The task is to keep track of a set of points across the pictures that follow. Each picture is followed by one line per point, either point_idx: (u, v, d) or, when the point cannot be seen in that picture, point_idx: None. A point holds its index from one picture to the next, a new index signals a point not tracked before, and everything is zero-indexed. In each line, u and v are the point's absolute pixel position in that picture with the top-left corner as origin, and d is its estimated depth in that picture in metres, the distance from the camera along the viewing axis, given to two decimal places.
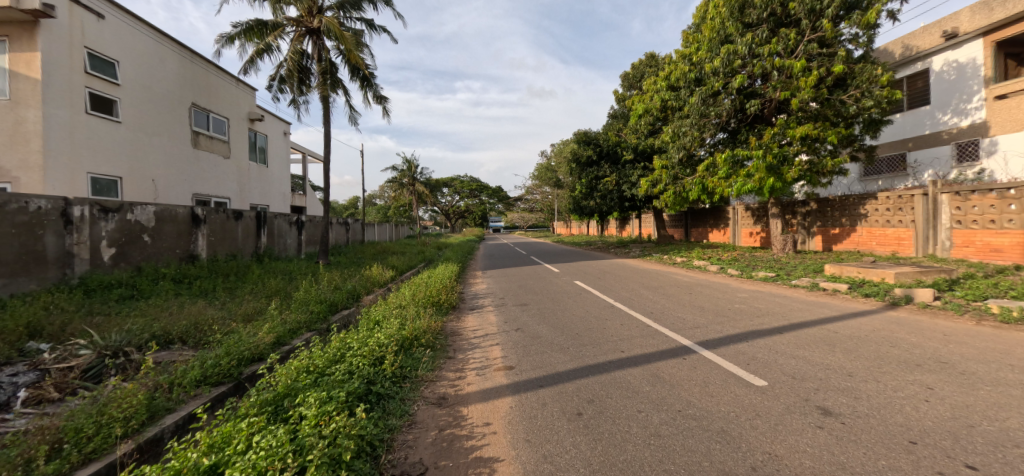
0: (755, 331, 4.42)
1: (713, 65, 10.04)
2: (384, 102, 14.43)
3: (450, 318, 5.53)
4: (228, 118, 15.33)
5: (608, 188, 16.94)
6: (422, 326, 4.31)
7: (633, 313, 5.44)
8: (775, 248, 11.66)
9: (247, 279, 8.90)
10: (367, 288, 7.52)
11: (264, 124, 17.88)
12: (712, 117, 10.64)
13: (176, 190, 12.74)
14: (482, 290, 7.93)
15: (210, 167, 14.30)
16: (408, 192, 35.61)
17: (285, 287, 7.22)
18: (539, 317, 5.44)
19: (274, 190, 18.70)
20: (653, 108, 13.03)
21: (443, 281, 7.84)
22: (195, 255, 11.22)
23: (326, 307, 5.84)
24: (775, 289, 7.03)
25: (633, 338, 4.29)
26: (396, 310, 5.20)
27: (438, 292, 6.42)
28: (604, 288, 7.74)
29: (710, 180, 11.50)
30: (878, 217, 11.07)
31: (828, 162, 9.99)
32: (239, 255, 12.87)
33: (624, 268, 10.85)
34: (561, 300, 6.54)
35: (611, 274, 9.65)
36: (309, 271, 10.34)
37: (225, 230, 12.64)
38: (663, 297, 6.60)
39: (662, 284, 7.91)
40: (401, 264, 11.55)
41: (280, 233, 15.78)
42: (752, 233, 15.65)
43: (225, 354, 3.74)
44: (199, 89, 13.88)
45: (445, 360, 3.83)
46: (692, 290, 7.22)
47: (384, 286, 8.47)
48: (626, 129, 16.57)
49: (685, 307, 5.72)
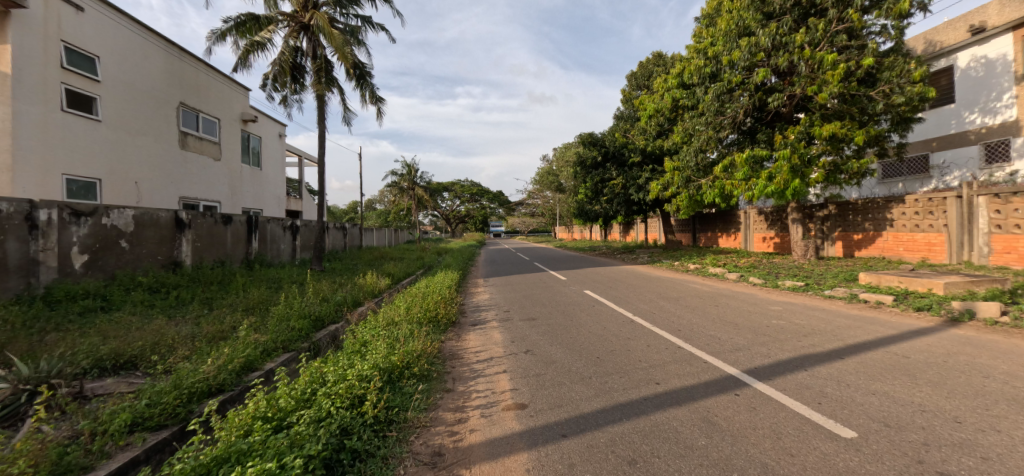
0: (811, 357, 3.71)
1: (732, 59, 9.43)
2: (382, 101, 13.81)
3: (449, 336, 4.85)
4: (219, 119, 14.71)
5: (614, 191, 16.31)
6: (415, 351, 3.62)
7: (658, 330, 4.74)
8: (795, 254, 10.85)
9: (231, 288, 8.25)
10: (360, 300, 6.87)
11: (258, 125, 17.27)
12: (728, 114, 10.03)
13: (161, 194, 12.11)
14: (485, 301, 7.24)
15: (199, 169, 13.68)
16: (408, 196, 35.04)
17: (270, 298, 6.57)
18: (550, 335, 4.74)
19: (268, 194, 18.03)
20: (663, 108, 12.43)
21: (442, 290, 7.17)
22: (179, 262, 10.54)
23: (310, 323, 5.18)
24: (810, 301, 6.33)
25: (667, 364, 3.59)
26: (388, 327, 4.54)
27: (437, 305, 5.76)
28: (619, 298, 7.06)
29: (726, 182, 10.82)
30: (905, 221, 10.39)
31: (853, 163, 9.39)
32: (227, 263, 12.19)
33: (635, 276, 10.16)
34: (573, 314, 5.85)
35: (622, 283, 8.96)
36: (299, 279, 9.67)
37: (213, 235, 11.99)
38: (687, 311, 5.90)
39: (681, 295, 7.21)
40: (398, 272, 10.88)
41: (273, 239, 15.10)
42: (766, 238, 14.98)
43: (172, 387, 3.06)
44: (188, 88, 13.30)
45: (442, 395, 3.14)
46: (717, 301, 6.52)
47: (379, 296, 7.82)
48: (634, 129, 15.93)
49: (715, 324, 5.03)
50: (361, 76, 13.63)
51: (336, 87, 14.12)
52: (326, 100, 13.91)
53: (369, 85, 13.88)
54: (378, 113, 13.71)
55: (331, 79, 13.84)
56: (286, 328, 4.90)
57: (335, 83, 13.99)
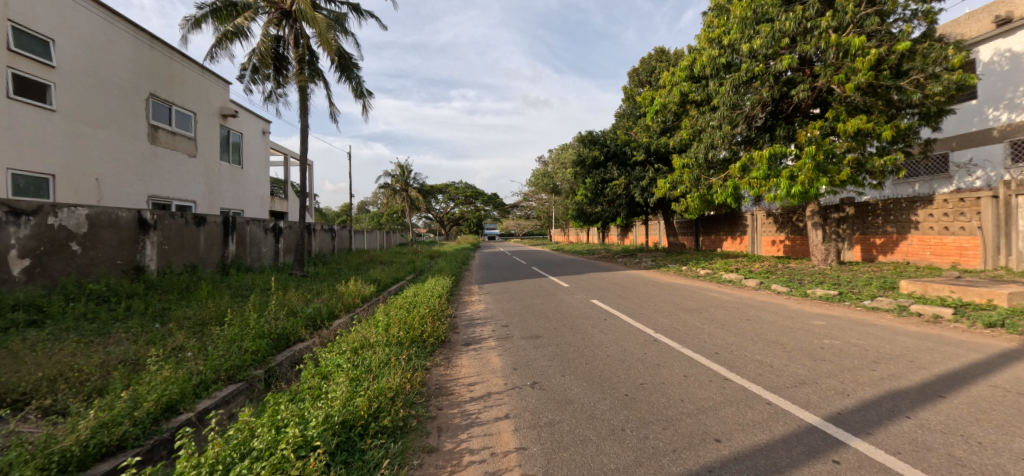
0: (903, 396, 2.88)
1: (751, 46, 8.67)
2: (369, 96, 12.91)
3: (437, 361, 3.96)
4: (195, 113, 13.73)
5: (616, 192, 15.51)
6: (385, 393, 2.75)
7: (692, 354, 3.89)
8: (815, 259, 10.05)
9: (192, 298, 7.31)
10: (337, 313, 5.97)
11: (239, 121, 16.26)
12: (745, 108, 9.30)
13: (126, 192, 11.12)
14: (480, 313, 6.37)
15: (172, 166, 12.70)
16: (401, 198, 34.13)
17: (235, 309, 5.67)
18: (560, 359, 3.88)
19: (250, 194, 17.02)
20: (671, 103, 11.69)
21: (431, 300, 6.30)
22: (142, 267, 9.55)
23: (268, 344, 4.30)
24: (854, 315, 5.52)
25: (721, 408, 2.73)
26: (359, 354, 3.65)
27: (425, 320, 4.90)
28: (632, 310, 6.23)
29: (741, 181, 10.02)
30: (932, 224, 9.67)
31: (878, 160, 8.65)
32: (200, 267, 11.23)
33: (643, 282, 9.35)
34: (584, 330, 4.99)
35: (631, 290, 8.13)
36: (276, 287, 8.75)
37: (184, 237, 11.01)
38: (714, 326, 5.08)
39: (702, 305, 6.40)
40: (384, 278, 9.96)
41: (252, 241, 14.10)
42: (775, 241, 14.27)
43: (37, 452, 2.17)
44: (161, 79, 12.35)
45: (422, 461, 2.26)
46: (745, 314, 5.71)
47: (361, 306, 6.92)
48: (636, 127, 15.14)
49: (758, 345, 4.20)
50: (347, 67, 12.74)
51: (321, 80, 13.25)
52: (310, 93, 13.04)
53: (356, 78, 12.99)
54: (365, 108, 12.81)
55: (315, 71, 12.96)
56: (236, 353, 3.99)
57: (320, 75, 13.13)
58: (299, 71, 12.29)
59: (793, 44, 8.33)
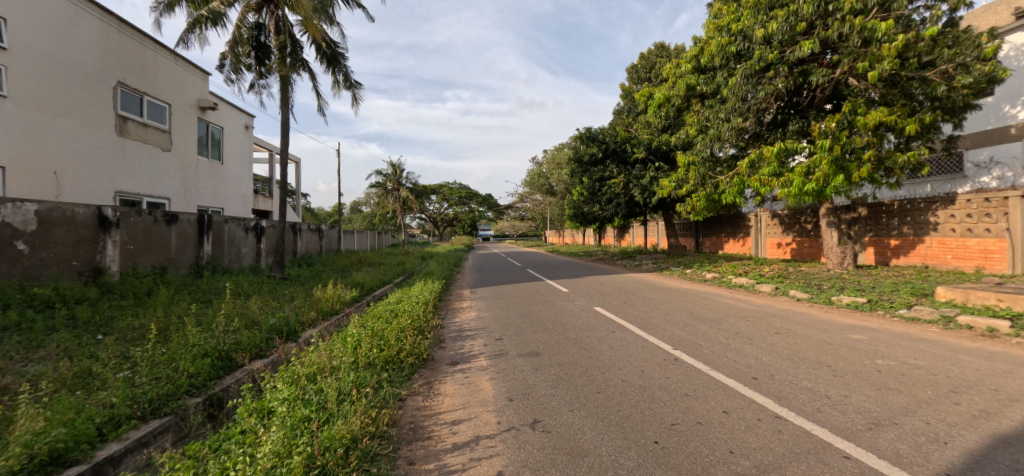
0: (1020, 446, 2.21)
1: (765, 32, 8.05)
2: (356, 88, 12.13)
3: (414, 388, 3.23)
4: (169, 104, 12.88)
5: (615, 191, 14.87)
6: (331, 450, 2.02)
7: (727, 381, 3.20)
8: (830, 262, 9.37)
9: (149, 302, 6.56)
10: (306, 324, 5.23)
11: (218, 114, 15.39)
12: (757, 99, 8.67)
13: (88, 186, 10.27)
14: (471, 323, 5.65)
15: (143, 160, 11.85)
16: (393, 198, 33.28)
17: (187, 316, 4.91)
18: (565, 387, 3.18)
19: (231, 191, 16.13)
20: (675, 96, 11.07)
21: (415, 308, 5.56)
22: (102, 269, 8.71)
23: (209, 366, 3.55)
24: (894, 328, 4.87)
25: (788, 466, 2.04)
26: (314, 383, 2.91)
27: (403, 335, 4.17)
28: (641, 319, 5.55)
29: (750, 178, 9.38)
30: (953, 225, 9.08)
31: (900, 157, 8.02)
32: (170, 269, 10.42)
33: (647, 286, 8.68)
34: (590, 346, 4.27)
35: (636, 296, 7.44)
36: (248, 290, 8.00)
37: (151, 236, 10.18)
38: (739, 340, 4.41)
39: (718, 314, 5.73)
40: (369, 282, 9.22)
41: (231, 241, 13.25)
42: (780, 243, 13.69)
43: None
44: (131, 67, 11.52)
45: None
46: (771, 325, 5.03)
47: (338, 314, 6.18)
48: (637, 123, 14.52)
49: (802, 367, 3.51)
50: (334, 57, 11.83)
51: (304, 70, 12.20)
52: (292, 84, 11.97)
53: (343, 69, 12.12)
54: (353, 100, 12.03)
55: (297, 60, 11.88)
56: (167, 378, 3.25)
57: (303, 65, 12.05)
58: (281, 60, 11.20)
59: (812, 29, 7.70)
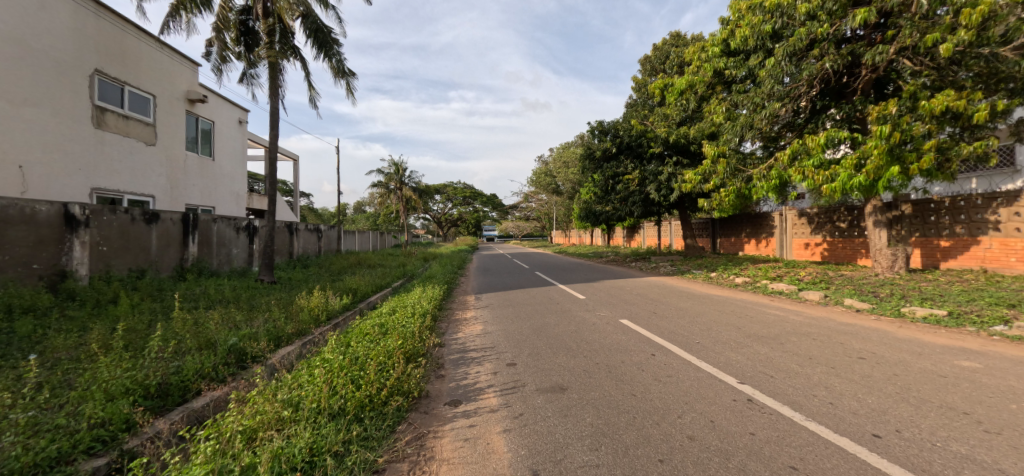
0: None
1: (811, 5, 7.07)
2: (352, 76, 11.25)
3: (399, 450, 2.32)
4: (154, 95, 12.05)
5: (629, 188, 13.93)
6: None
7: (840, 444, 2.27)
8: (878, 266, 8.31)
9: (107, 312, 5.70)
10: (276, 345, 4.34)
11: (209, 107, 14.58)
12: (798, 83, 7.70)
13: (60, 182, 9.47)
14: (476, 340, 4.75)
15: (124, 155, 11.03)
16: (395, 198, 32.41)
17: (135, 332, 4.04)
18: (611, 449, 2.25)
19: (223, 189, 15.31)
20: (700, 83, 10.12)
21: (410, 323, 4.65)
22: (68, 273, 7.89)
23: (126, 410, 2.64)
24: (1003, 352, 3.93)
25: None
26: (246, 452, 1.99)
27: (391, 363, 3.28)
28: (682, 336, 4.62)
29: (788, 172, 8.40)
30: (1018, 225, 8.04)
31: (966, 147, 7.00)
32: (150, 272, 9.62)
33: (673, 292, 7.76)
34: (630, 377, 3.35)
35: (664, 305, 6.51)
36: (227, 299, 7.13)
37: (128, 236, 9.35)
38: (817, 369, 3.48)
39: (772, 330, 4.79)
40: (363, 287, 8.34)
41: (220, 242, 12.41)
42: (809, 244, 12.69)
43: None
44: (111, 55, 10.71)
45: None
46: (846, 347, 4.08)
47: (320, 328, 5.29)
48: (653, 115, 13.56)
49: (931, 418, 2.58)
50: (327, 43, 10.91)
51: (296, 58, 11.27)
52: (283, 72, 11.04)
53: (337, 55, 11.19)
54: (347, 89, 11.14)
55: (288, 47, 10.96)
56: (59, 433, 2.36)
57: (295, 53, 11.12)
58: (270, 46, 10.29)
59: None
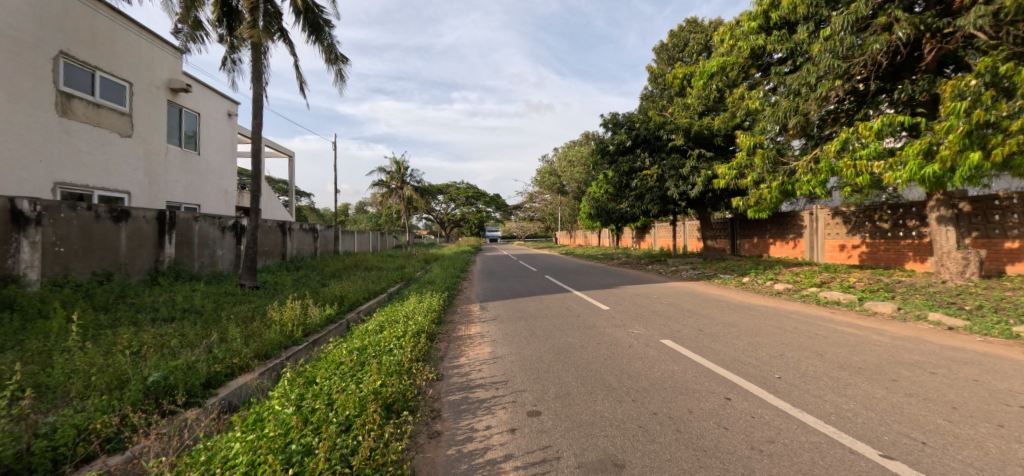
0: None
1: None
2: (345, 61, 10.20)
3: None
4: (131, 82, 11.07)
5: (646, 184, 12.83)
6: None
7: None
8: (945, 272, 7.20)
9: (28, 328, 4.63)
10: (213, 389, 3.26)
11: (194, 97, 13.57)
12: (857, 58, 6.58)
13: (17, 174, 8.49)
14: (483, 371, 3.67)
15: (94, 147, 10.04)
16: (397, 197, 31.39)
17: (24, 366, 2.98)
18: None
19: (210, 185, 14.31)
20: (733, 64, 9.00)
21: (397, 352, 3.58)
22: (15, 279, 6.91)
23: None
24: None
25: None
26: None
27: (360, 430, 2.22)
28: (752, 367, 3.53)
29: (839, 165, 7.26)
30: None
31: None
32: (116, 276, 8.64)
33: (710, 302, 6.67)
34: (714, 443, 2.29)
35: (706, 318, 5.41)
36: (189, 313, 6.08)
37: (91, 236, 8.35)
38: (979, 429, 2.41)
39: (867, 359, 3.70)
40: (352, 295, 7.28)
41: (203, 242, 11.42)
42: (845, 246, 11.57)
43: None
44: (80, 37, 9.73)
45: None
46: (986, 388, 3.01)
47: (278, 357, 4.20)
48: (673, 106, 12.47)
49: None
50: (317, 24, 9.76)
51: (283, 39, 10.18)
52: (268, 55, 9.97)
53: (329, 38, 10.09)
54: (341, 75, 10.07)
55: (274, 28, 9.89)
56: None
57: (282, 34, 10.05)
58: (253, 24, 9.22)
59: None
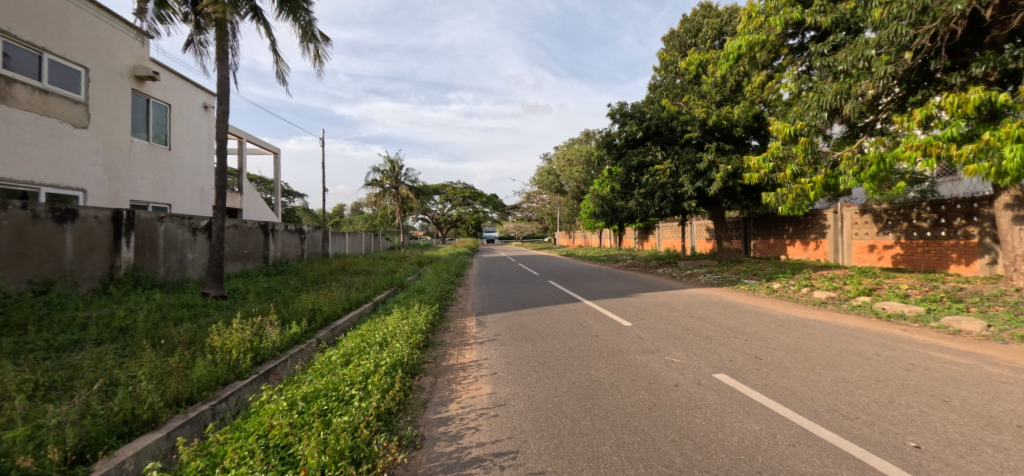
0: None
1: None
2: (323, 42, 9.07)
3: None
4: (86, 66, 9.91)
5: (657, 180, 11.79)
6: None
7: None
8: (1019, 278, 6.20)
9: None
10: (80, 468, 2.18)
11: (163, 86, 12.40)
12: (929, 25, 5.52)
13: None
14: (482, 432, 2.57)
15: (40, 138, 8.90)
16: (391, 197, 30.13)
17: None
18: None
19: (182, 182, 13.16)
20: (764, 42, 7.96)
21: (361, 409, 2.48)
22: None
23: None
24: None
25: None
26: None
27: None
28: (866, 427, 2.46)
29: (895, 153, 6.15)
30: None
31: None
32: (59, 285, 7.51)
33: (750, 316, 5.59)
34: None
35: (758, 340, 4.35)
36: (122, 335, 4.96)
37: (28, 239, 7.22)
38: None
39: (1016, 411, 2.65)
40: (323, 308, 6.14)
41: (170, 245, 10.27)
42: (874, 247, 10.59)
43: None
44: (22, 12, 8.56)
45: None
46: None
47: (205, 403, 3.11)
48: (688, 94, 11.43)
49: None
50: None
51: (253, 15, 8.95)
52: (236, 33, 8.75)
53: (304, 15, 8.92)
54: (318, 58, 8.95)
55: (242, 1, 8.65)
56: None
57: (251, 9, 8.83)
58: None
59: None
